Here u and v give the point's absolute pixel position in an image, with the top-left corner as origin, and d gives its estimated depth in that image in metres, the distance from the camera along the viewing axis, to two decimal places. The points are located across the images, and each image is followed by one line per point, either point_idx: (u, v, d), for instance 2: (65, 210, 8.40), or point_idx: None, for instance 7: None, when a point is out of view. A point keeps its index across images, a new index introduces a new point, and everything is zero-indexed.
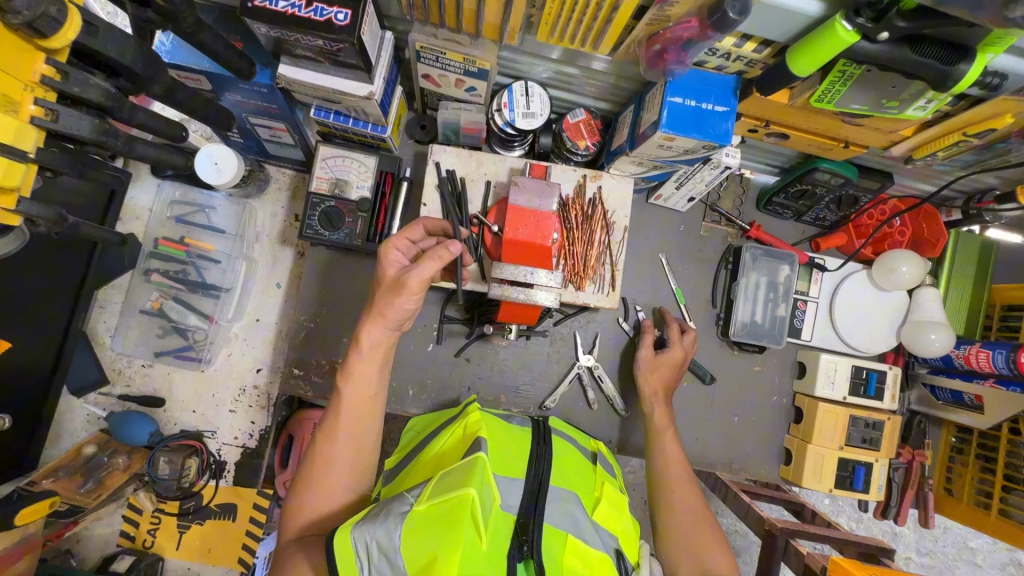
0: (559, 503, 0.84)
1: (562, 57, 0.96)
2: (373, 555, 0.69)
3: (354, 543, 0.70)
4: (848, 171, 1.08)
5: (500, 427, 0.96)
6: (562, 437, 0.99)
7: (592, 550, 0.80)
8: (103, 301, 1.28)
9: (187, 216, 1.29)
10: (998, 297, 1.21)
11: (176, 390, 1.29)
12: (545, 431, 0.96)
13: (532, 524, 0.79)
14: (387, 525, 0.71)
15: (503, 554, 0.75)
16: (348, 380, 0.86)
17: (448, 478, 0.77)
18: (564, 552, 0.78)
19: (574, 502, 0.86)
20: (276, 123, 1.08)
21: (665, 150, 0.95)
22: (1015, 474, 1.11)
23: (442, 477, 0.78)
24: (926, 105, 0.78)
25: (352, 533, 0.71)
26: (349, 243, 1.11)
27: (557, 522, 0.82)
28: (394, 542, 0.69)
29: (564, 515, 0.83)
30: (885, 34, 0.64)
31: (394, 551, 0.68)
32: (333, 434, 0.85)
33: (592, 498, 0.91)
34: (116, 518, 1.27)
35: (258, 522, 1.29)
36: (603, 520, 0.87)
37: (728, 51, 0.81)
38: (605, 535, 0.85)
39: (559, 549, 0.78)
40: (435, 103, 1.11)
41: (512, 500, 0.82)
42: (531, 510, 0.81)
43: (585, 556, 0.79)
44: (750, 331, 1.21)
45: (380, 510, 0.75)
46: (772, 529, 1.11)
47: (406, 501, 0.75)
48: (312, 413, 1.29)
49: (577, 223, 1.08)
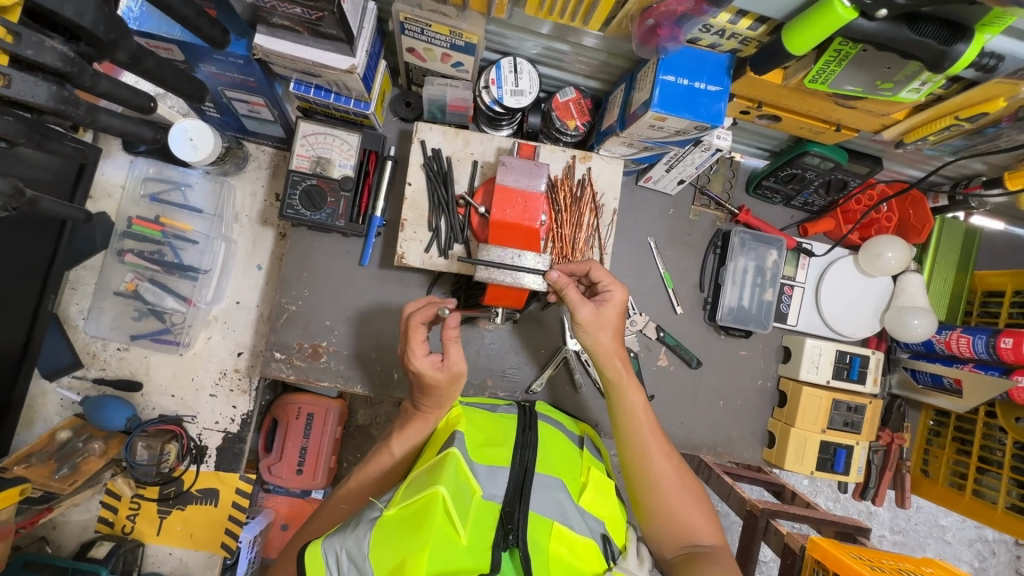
0: (543, 489, 0.84)
1: (552, 32, 0.93)
2: (343, 565, 0.68)
3: (324, 555, 0.68)
4: (838, 154, 1.08)
5: (479, 418, 0.95)
6: (548, 423, 0.98)
7: (577, 536, 0.80)
8: (75, 283, 1.24)
9: (162, 194, 1.24)
10: (979, 282, 1.24)
11: (154, 373, 1.26)
12: (529, 416, 0.95)
13: (516, 512, 0.78)
14: (357, 533, 0.70)
15: (487, 546, 0.76)
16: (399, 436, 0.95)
17: (417, 479, 0.77)
18: (550, 537, 0.79)
19: (560, 489, 0.86)
20: (254, 97, 1.04)
21: (656, 130, 0.92)
22: (989, 456, 1.15)
23: (412, 480, 0.78)
24: (921, 88, 0.77)
25: (323, 547, 0.69)
26: (331, 224, 1.08)
27: (542, 510, 0.81)
28: (363, 550, 0.68)
29: (548, 502, 0.83)
30: (883, 12, 0.62)
31: (364, 559, 0.67)
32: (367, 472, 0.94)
33: (578, 484, 0.90)
34: (93, 503, 1.24)
35: (241, 507, 1.27)
36: (588, 506, 0.87)
37: (723, 28, 0.78)
38: (591, 520, 0.86)
39: (545, 536, 0.79)
40: (421, 78, 1.07)
41: (496, 489, 0.82)
42: (516, 497, 0.81)
43: (572, 541, 0.80)
44: (736, 316, 1.22)
45: (350, 521, 0.74)
46: (753, 509, 1.12)
47: (376, 508, 0.75)
48: (293, 397, 1.30)
49: (566, 205, 1.07)
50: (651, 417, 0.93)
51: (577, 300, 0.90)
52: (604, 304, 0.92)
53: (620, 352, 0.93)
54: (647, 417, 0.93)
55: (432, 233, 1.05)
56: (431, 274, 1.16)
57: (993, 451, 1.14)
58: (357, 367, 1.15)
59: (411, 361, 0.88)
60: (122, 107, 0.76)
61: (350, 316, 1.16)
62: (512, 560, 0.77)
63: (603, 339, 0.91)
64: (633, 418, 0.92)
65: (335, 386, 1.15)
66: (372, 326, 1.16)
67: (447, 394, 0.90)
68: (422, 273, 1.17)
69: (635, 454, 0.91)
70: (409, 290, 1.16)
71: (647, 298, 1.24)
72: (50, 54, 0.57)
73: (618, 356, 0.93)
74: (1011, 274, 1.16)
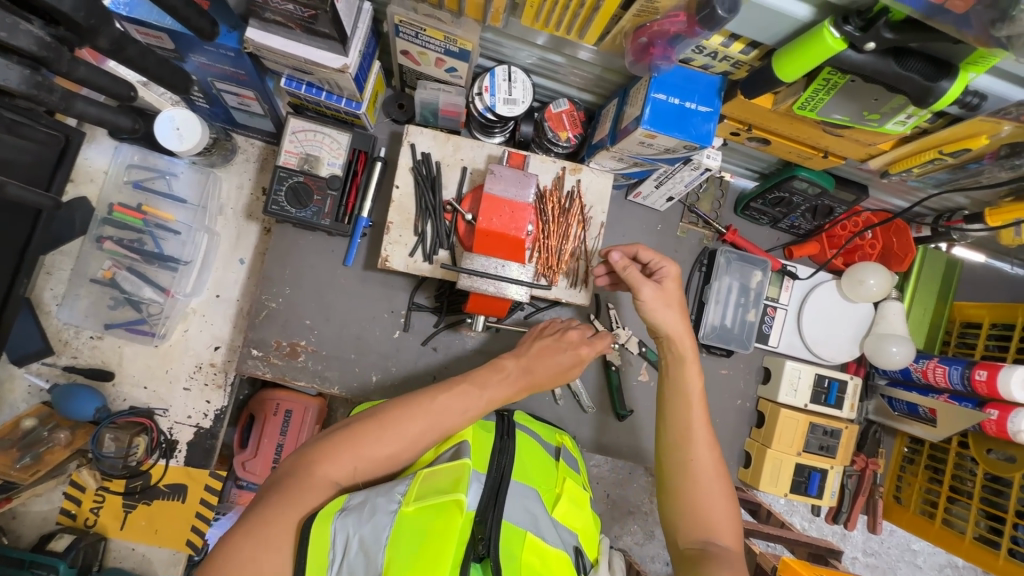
0: (519, 499, 0.84)
1: (547, 43, 0.93)
2: (351, 550, 0.69)
3: (334, 533, 0.69)
4: (825, 180, 1.10)
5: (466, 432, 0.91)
6: (525, 433, 0.98)
7: (549, 547, 0.79)
8: (50, 267, 1.21)
9: (145, 181, 1.22)
10: (958, 313, 1.26)
11: (127, 364, 1.23)
12: (509, 425, 0.95)
13: (489, 519, 0.77)
14: (373, 523, 0.71)
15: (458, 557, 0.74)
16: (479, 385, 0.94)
17: (433, 475, 0.77)
18: (522, 550, 0.77)
19: (534, 499, 0.86)
20: (245, 90, 1.03)
21: (646, 147, 0.93)
22: (960, 486, 1.16)
23: (427, 474, 0.78)
24: (906, 121, 0.78)
25: (334, 524, 0.70)
26: (316, 222, 1.07)
27: (514, 519, 0.81)
28: (378, 540, 0.69)
29: (521, 513, 0.82)
30: (872, 45, 0.63)
31: (376, 550, 0.69)
32: (448, 393, 0.89)
33: (552, 494, 0.91)
34: (56, 494, 1.20)
35: (209, 504, 1.24)
36: (562, 518, 0.88)
37: (715, 50, 0.79)
38: (564, 531, 0.87)
39: (517, 546, 0.77)
40: (415, 81, 1.06)
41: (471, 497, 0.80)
42: (490, 504, 0.80)
43: (543, 553, 0.78)
44: (720, 335, 1.22)
45: (365, 500, 0.74)
46: None
47: (392, 497, 0.75)
48: (274, 393, 1.31)
49: (553, 216, 1.07)
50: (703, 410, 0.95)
51: (640, 280, 0.95)
52: (663, 281, 0.97)
53: (689, 332, 0.97)
54: (700, 405, 0.95)
55: (417, 237, 1.04)
56: (415, 277, 1.15)
57: (964, 482, 1.16)
58: (335, 368, 1.13)
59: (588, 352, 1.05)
60: (104, 95, 0.76)
61: (331, 315, 1.14)
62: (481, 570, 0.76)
63: (671, 316, 0.95)
64: (685, 401, 0.94)
65: (312, 386, 1.13)
66: (353, 327, 1.15)
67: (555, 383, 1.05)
68: (407, 276, 1.16)
69: (677, 438, 0.92)
70: (392, 292, 1.15)
71: (631, 312, 1.24)
72: (25, 37, 0.56)
73: (687, 336, 0.97)
74: (990, 307, 1.19)
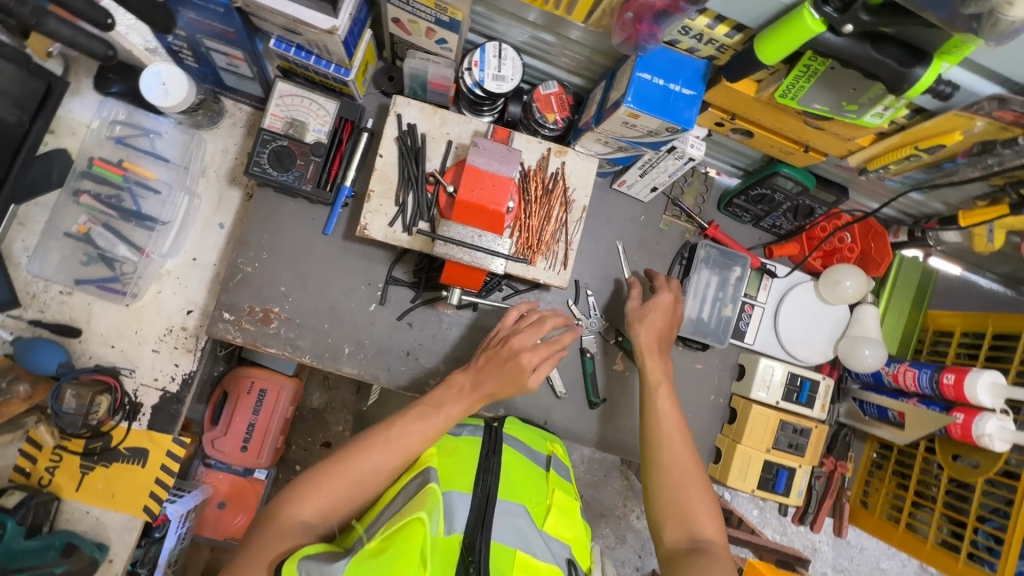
0: (504, 517, 0.86)
1: (537, 19, 0.94)
2: None
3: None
4: (806, 179, 1.12)
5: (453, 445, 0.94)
6: (512, 445, 0.97)
7: (540, 563, 0.83)
8: (24, 219, 1.18)
9: (128, 139, 1.21)
10: (931, 322, 1.27)
11: (96, 322, 1.21)
12: (494, 438, 0.95)
13: (477, 539, 0.81)
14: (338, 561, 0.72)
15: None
16: (435, 403, 0.91)
17: (400, 507, 0.79)
18: (512, 568, 0.81)
19: (523, 516, 0.87)
20: (234, 50, 1.02)
21: (630, 128, 0.93)
22: (924, 491, 1.17)
23: (396, 506, 0.80)
24: (884, 113, 0.79)
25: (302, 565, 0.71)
26: (297, 187, 1.06)
27: (503, 538, 0.83)
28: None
29: (510, 531, 0.85)
30: (849, 27, 0.64)
31: None
32: (404, 418, 0.88)
33: (542, 507, 0.93)
34: (12, 450, 1.18)
35: (169, 471, 1.22)
36: (552, 531, 0.91)
37: (701, 32, 0.79)
38: (555, 546, 0.90)
39: (506, 566, 0.81)
40: (405, 52, 1.06)
41: (457, 519, 0.84)
42: (478, 524, 0.83)
43: (533, 569, 0.82)
44: (696, 327, 1.22)
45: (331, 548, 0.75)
46: None
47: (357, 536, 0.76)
48: (249, 370, 1.45)
49: (536, 196, 1.07)
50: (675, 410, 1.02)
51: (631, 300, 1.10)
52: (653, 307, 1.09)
53: (658, 346, 1.07)
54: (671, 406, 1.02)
55: (398, 207, 1.03)
56: (395, 251, 1.15)
57: (929, 486, 1.16)
58: (308, 337, 1.12)
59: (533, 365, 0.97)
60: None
61: (307, 283, 1.13)
62: None
63: (645, 331, 1.07)
64: (659, 402, 1.02)
65: (282, 354, 1.12)
66: (328, 298, 1.13)
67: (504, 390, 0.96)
68: (387, 250, 1.15)
69: (653, 438, 0.99)
70: (370, 264, 1.14)
71: (610, 300, 1.24)
72: None
73: (659, 350, 1.07)
74: (962, 316, 1.21)
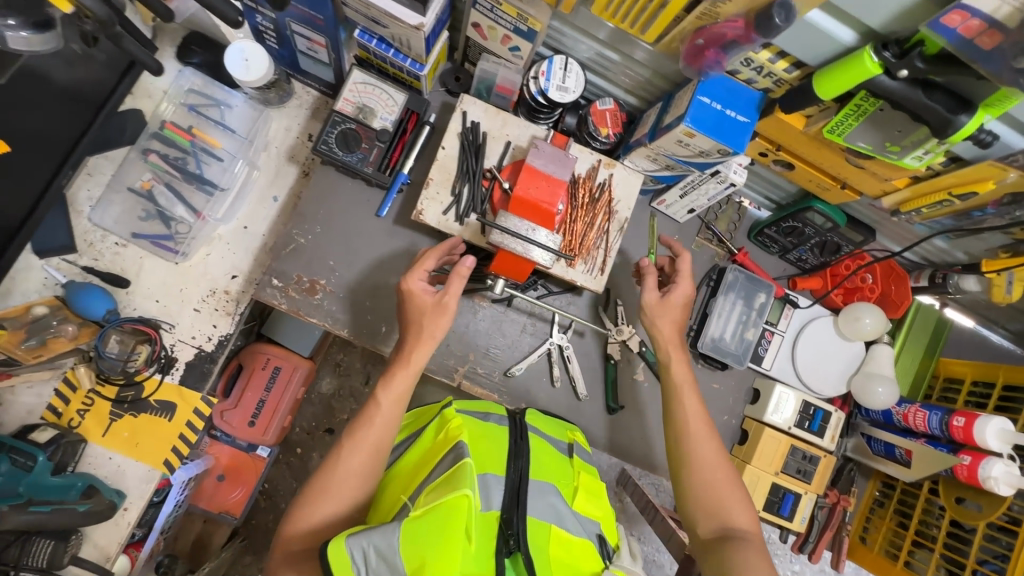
0: (538, 494, 0.92)
1: (607, 38, 1.01)
2: (370, 559, 0.75)
3: (351, 550, 0.75)
4: (837, 216, 1.19)
5: (478, 425, 1.00)
6: (537, 434, 1.05)
7: (572, 537, 0.90)
8: (92, 169, 1.23)
9: (200, 107, 1.28)
10: (942, 369, 1.32)
11: (144, 276, 1.25)
12: (521, 427, 1.01)
13: (514, 518, 0.85)
14: (383, 531, 0.76)
15: (490, 552, 0.83)
16: (386, 389, 0.96)
17: (437, 488, 0.82)
18: (549, 541, 0.87)
19: (555, 495, 0.94)
20: (317, 36, 1.10)
21: (682, 147, 0.99)
22: (925, 530, 1.20)
23: (433, 488, 0.83)
24: (923, 156, 0.85)
25: (346, 543, 0.76)
26: (360, 168, 1.13)
27: (538, 514, 0.90)
28: (393, 545, 0.74)
29: (545, 508, 0.91)
30: (905, 72, 0.70)
31: (394, 554, 0.74)
32: (391, 385, 0.96)
33: (571, 488, 1.01)
34: (46, 389, 1.20)
35: (193, 428, 1.26)
36: (581, 509, 0.98)
37: (762, 65, 0.86)
38: (585, 522, 0.97)
39: (544, 542, 0.86)
40: (476, 56, 1.14)
41: (495, 497, 0.89)
42: (513, 503, 0.87)
43: (567, 541, 0.89)
44: (718, 347, 1.27)
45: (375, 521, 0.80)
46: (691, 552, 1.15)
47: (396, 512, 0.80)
48: (266, 348, 1.50)
49: (582, 203, 1.13)
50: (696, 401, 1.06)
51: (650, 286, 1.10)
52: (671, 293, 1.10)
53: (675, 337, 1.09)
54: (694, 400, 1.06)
55: (453, 197, 1.09)
56: (441, 240, 1.21)
57: (930, 526, 1.19)
58: (348, 312, 1.16)
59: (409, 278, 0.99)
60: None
61: (354, 261, 1.18)
62: (514, 567, 0.85)
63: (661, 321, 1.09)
64: (684, 399, 1.05)
65: (321, 325, 1.16)
66: (372, 277, 1.18)
67: (431, 324, 0.98)
68: (433, 238, 1.21)
69: (681, 434, 1.03)
70: (416, 250, 1.20)
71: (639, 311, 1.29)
72: None
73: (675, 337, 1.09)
74: (974, 366, 1.25)
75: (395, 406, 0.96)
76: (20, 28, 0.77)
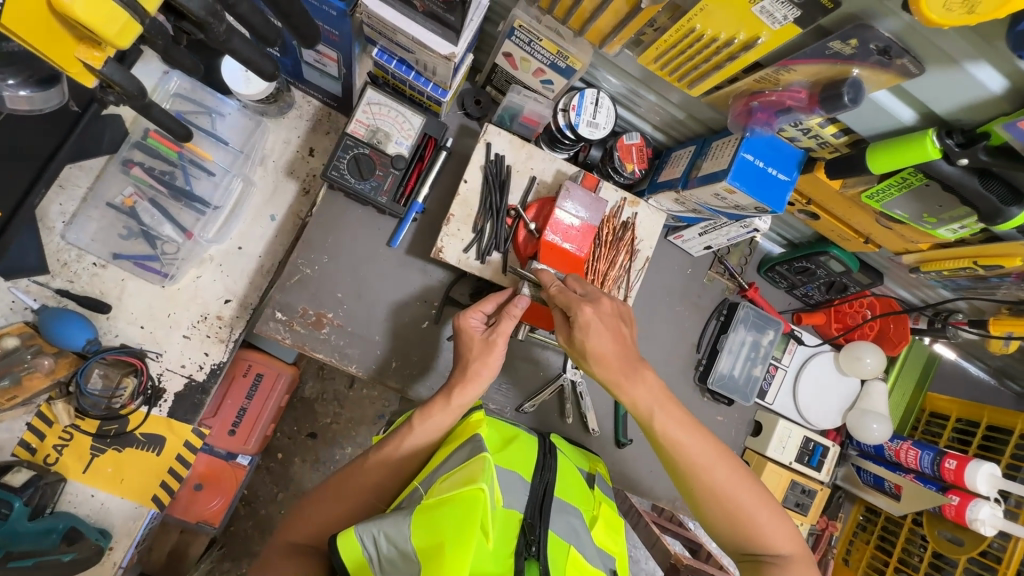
0: (559, 512, 0.91)
1: (645, 79, 0.97)
2: (379, 545, 0.73)
3: (359, 538, 0.74)
4: (851, 261, 1.20)
5: (501, 433, 0.98)
6: (564, 455, 1.04)
7: (589, 565, 0.87)
8: (65, 181, 1.11)
9: (188, 115, 1.16)
10: (929, 404, 1.39)
11: (128, 300, 1.15)
12: (550, 444, 1.01)
13: (538, 525, 0.85)
14: (394, 519, 0.74)
15: (509, 552, 0.82)
16: (423, 421, 0.92)
17: (453, 476, 0.80)
18: (566, 565, 0.85)
19: (576, 516, 0.93)
20: (328, 50, 0.98)
21: (718, 200, 0.96)
22: (907, 558, 1.27)
23: (448, 476, 0.80)
24: (958, 229, 0.86)
25: (356, 530, 0.74)
26: (373, 197, 1.05)
27: (559, 531, 0.88)
28: (403, 535, 0.72)
29: (565, 527, 0.90)
30: (965, 161, 0.70)
31: (404, 543, 0.72)
32: (429, 420, 0.93)
33: (591, 515, 0.99)
34: (18, 424, 1.10)
35: (185, 460, 1.18)
36: (600, 542, 0.96)
37: (810, 128, 0.84)
38: (603, 555, 0.94)
39: (562, 560, 0.85)
40: (502, 82, 1.07)
41: (518, 498, 0.88)
42: (536, 510, 0.87)
43: (584, 570, 0.86)
44: (725, 383, 1.28)
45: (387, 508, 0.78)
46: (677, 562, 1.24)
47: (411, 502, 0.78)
48: (248, 354, 1.36)
49: (606, 241, 1.08)
50: (687, 420, 0.89)
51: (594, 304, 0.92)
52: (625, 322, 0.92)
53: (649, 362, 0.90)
54: (686, 422, 0.89)
55: (475, 234, 1.03)
56: (455, 272, 1.15)
57: (911, 555, 1.27)
58: (356, 347, 1.10)
59: (462, 315, 0.96)
60: (253, 35, 0.70)
61: (363, 293, 1.11)
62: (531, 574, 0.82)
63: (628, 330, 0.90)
64: (681, 429, 0.88)
65: (327, 360, 1.09)
66: (381, 310, 1.12)
67: (478, 361, 0.93)
68: (446, 270, 1.15)
69: (687, 468, 0.88)
70: (428, 282, 1.14)
71: (652, 345, 1.27)
72: None
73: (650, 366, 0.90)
74: (959, 403, 1.32)
75: (431, 436, 0.93)
76: (20, 86, 0.79)
